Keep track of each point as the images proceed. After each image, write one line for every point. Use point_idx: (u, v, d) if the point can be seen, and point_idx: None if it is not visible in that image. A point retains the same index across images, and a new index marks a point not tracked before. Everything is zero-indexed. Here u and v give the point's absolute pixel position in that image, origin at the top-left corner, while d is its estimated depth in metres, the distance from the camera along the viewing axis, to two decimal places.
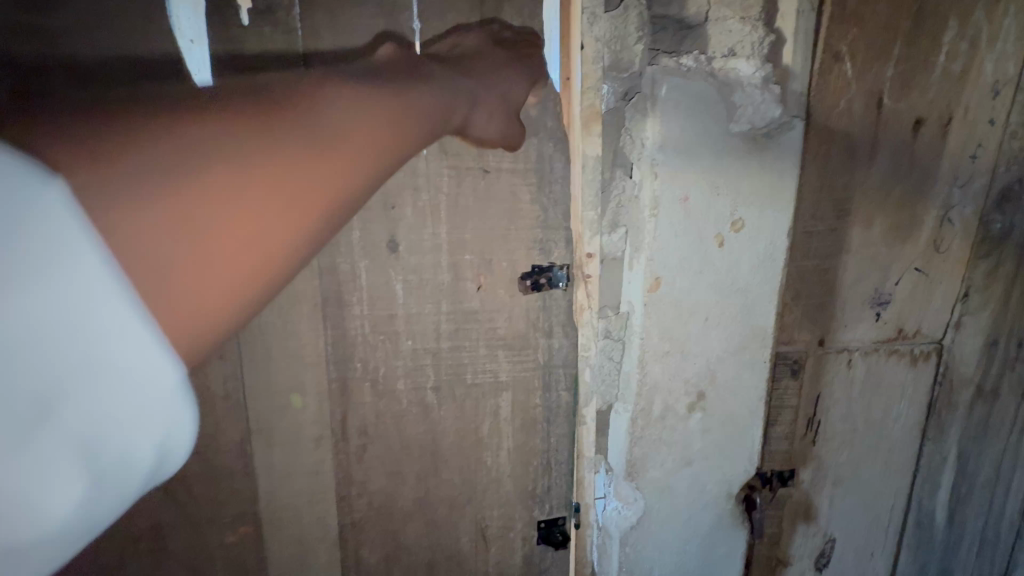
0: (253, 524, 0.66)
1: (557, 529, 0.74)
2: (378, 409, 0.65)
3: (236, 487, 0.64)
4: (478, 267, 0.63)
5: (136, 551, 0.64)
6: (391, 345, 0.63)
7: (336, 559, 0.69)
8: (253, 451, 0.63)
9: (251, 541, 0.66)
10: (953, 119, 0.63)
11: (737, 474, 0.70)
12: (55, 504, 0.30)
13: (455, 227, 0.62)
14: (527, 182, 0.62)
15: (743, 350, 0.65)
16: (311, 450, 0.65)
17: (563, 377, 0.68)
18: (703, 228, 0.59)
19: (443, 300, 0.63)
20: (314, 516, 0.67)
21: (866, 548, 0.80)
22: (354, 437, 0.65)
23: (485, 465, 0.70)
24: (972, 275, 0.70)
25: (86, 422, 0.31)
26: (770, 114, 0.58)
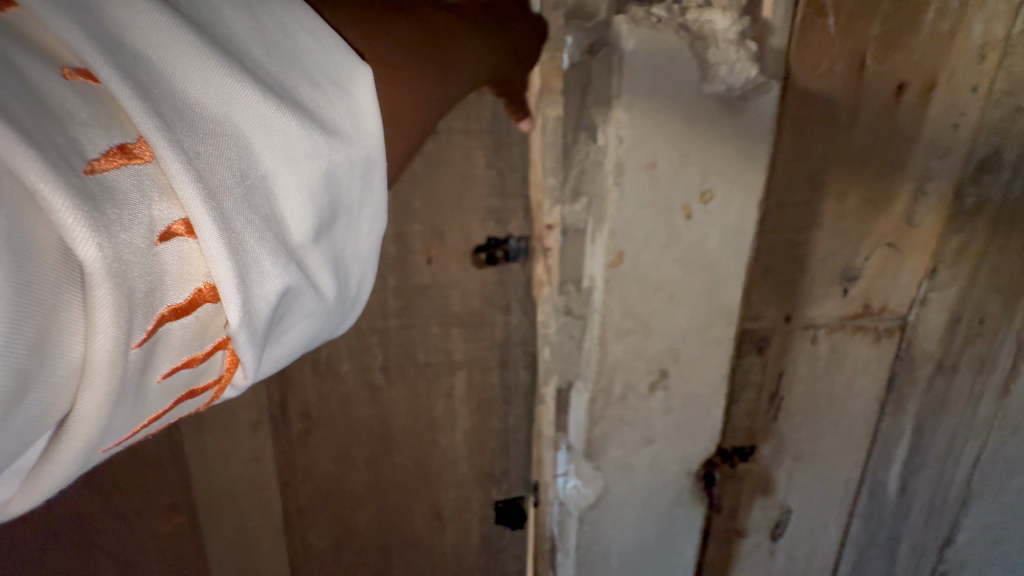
0: (188, 513, 0.62)
1: (515, 509, 0.72)
2: (321, 391, 0.61)
3: (168, 476, 0.60)
4: (427, 239, 0.58)
5: (59, 544, 0.59)
6: None
7: (283, 544, 0.66)
8: (184, 438, 0.58)
9: (189, 531, 0.62)
10: (936, 85, 0.59)
11: (699, 451, 0.69)
12: (301, 324, 0.36)
13: (401, 195, 0.56)
14: (482, 145, 0.56)
15: (709, 328, 0.62)
16: (250, 436, 0.60)
17: (521, 355, 0.65)
18: (670, 198, 0.55)
19: (390, 275, 0.58)
20: (256, 503, 0.63)
21: (820, 518, 0.81)
22: (296, 420, 0.61)
23: (440, 448, 0.67)
24: (943, 250, 0.68)
25: (344, 254, 0.38)
26: (745, 75, 0.53)
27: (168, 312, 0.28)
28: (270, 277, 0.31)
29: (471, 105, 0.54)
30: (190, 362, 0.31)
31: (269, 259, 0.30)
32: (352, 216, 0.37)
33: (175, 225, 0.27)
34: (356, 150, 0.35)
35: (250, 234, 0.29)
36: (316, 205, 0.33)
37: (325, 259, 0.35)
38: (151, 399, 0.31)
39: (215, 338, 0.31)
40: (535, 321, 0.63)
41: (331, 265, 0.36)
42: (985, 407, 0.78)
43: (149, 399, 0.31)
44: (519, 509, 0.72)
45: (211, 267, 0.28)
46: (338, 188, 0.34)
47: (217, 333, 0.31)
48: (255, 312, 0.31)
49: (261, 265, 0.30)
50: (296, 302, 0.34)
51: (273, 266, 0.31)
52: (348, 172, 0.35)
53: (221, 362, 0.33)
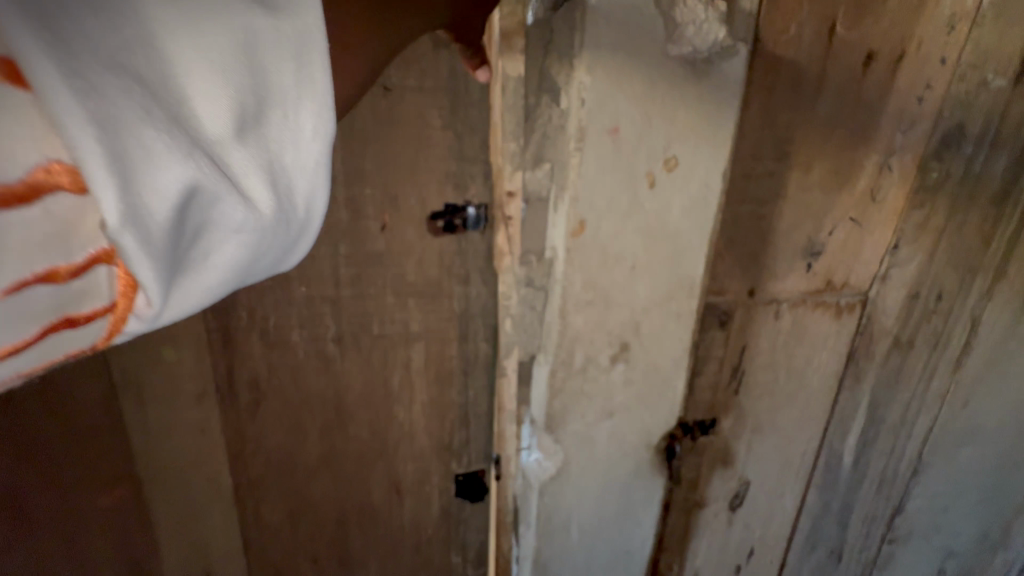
0: (132, 484, 0.59)
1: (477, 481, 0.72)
2: (271, 361, 0.58)
3: (107, 447, 0.57)
4: (381, 204, 0.55)
5: None
6: (281, 291, 0.56)
7: (235, 518, 0.65)
8: (124, 405, 0.56)
9: (134, 502, 0.60)
10: (904, 55, 0.58)
11: (659, 424, 0.69)
12: (220, 243, 0.30)
13: (353, 157, 0.53)
14: (438, 104, 0.53)
15: (671, 300, 0.62)
16: (194, 406, 0.58)
17: (482, 328, 0.64)
18: (633, 165, 0.53)
19: (342, 241, 0.55)
20: (205, 476, 0.61)
21: (777, 489, 0.83)
22: (244, 392, 0.59)
23: (398, 420, 0.66)
24: (904, 226, 0.68)
25: (280, 162, 0.31)
26: (713, 37, 0.51)
27: (3, 193, 0.24)
28: (150, 161, 0.26)
29: (425, 60, 0.51)
30: (52, 275, 0.26)
31: (148, 140, 0.26)
32: (284, 113, 0.31)
33: (14, 79, 0.23)
34: (277, 28, 0.29)
35: (134, 111, 0.26)
36: (220, 89, 0.28)
37: (245, 159, 0.30)
38: (2, 316, 0.26)
39: (95, 242, 0.27)
40: (496, 291, 0.61)
41: (257, 168, 0.30)
42: (938, 381, 0.80)
43: (1, 316, 0.26)
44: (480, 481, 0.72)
45: (72, 140, 0.24)
46: (258, 74, 0.29)
47: (97, 234, 0.27)
48: (142, 203, 0.26)
49: (138, 145, 0.26)
50: (204, 203, 0.28)
51: (167, 153, 0.27)
52: (269, 52, 0.29)
53: (112, 282, 0.28)
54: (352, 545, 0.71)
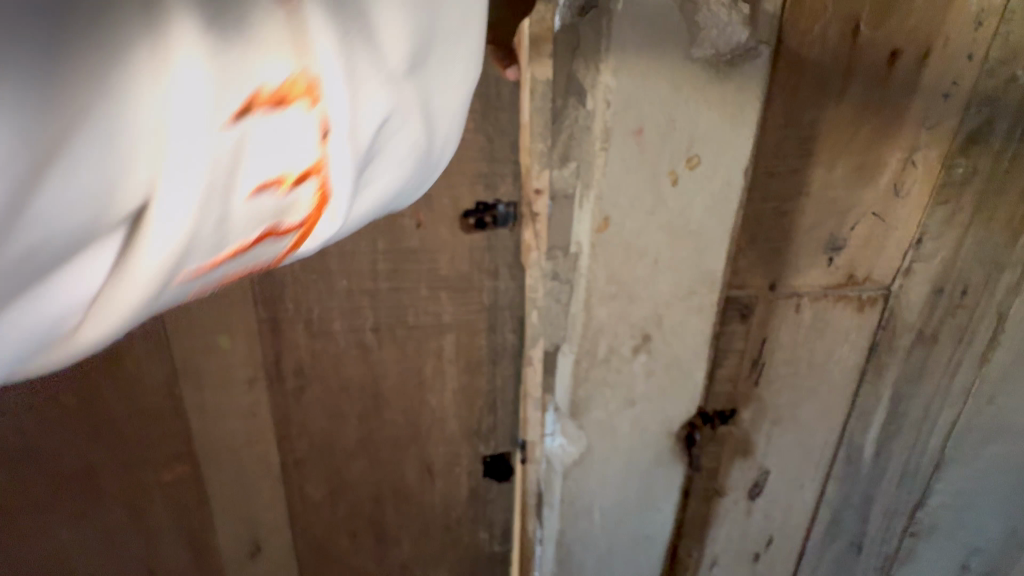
0: (190, 463, 0.65)
1: (503, 463, 0.76)
2: (314, 350, 0.63)
3: (170, 427, 0.62)
4: (416, 203, 0.59)
5: (69, 488, 0.62)
6: (324, 284, 0.60)
7: (279, 495, 0.70)
8: (182, 392, 0.61)
9: (191, 479, 0.65)
10: (931, 52, 0.59)
11: (679, 413, 0.72)
12: (392, 167, 0.33)
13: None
14: (470, 108, 0.56)
15: (692, 294, 0.64)
16: (245, 392, 0.63)
17: (509, 319, 0.67)
18: (657, 164, 0.56)
19: (380, 238, 0.59)
20: (254, 455, 0.66)
21: (797, 479, 0.85)
22: (290, 377, 0.64)
23: (430, 406, 0.69)
24: (929, 221, 0.69)
25: (440, 104, 0.34)
26: (736, 39, 0.53)
27: (260, 95, 0.25)
28: (363, 78, 0.28)
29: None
30: (281, 180, 0.28)
31: (361, 57, 0.28)
32: (451, 55, 0.34)
33: None
34: None
35: (362, 33, 0.28)
36: (414, 20, 0.30)
37: (424, 98, 0.33)
38: (238, 220, 0.28)
39: (317, 155, 0.28)
40: (524, 286, 0.64)
41: (428, 108, 0.33)
42: (962, 376, 0.80)
43: (236, 218, 0.27)
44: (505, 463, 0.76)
45: (317, 51, 0.26)
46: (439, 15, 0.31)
47: (316, 149, 0.28)
48: (355, 125, 0.29)
49: (357, 61, 0.28)
50: (391, 132, 0.32)
51: (374, 76, 0.29)
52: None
53: (313, 199, 0.30)
54: (386, 523, 0.75)
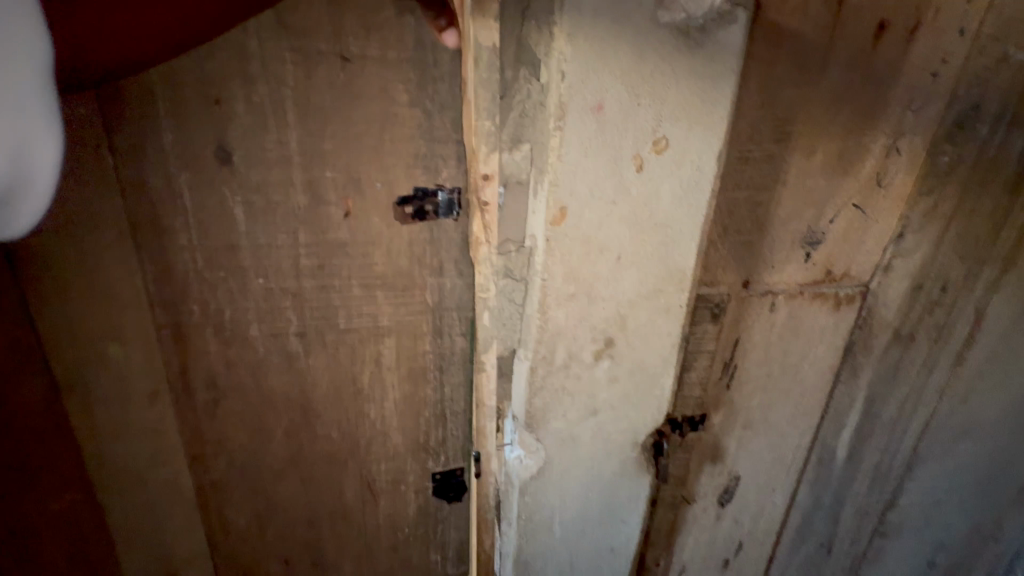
0: (84, 487, 0.56)
1: (455, 478, 0.70)
2: (228, 357, 0.55)
3: (54, 449, 0.54)
4: (343, 189, 0.50)
5: None
6: (236, 282, 0.52)
7: (197, 518, 0.63)
8: (68, 407, 0.53)
9: (88, 505, 0.57)
10: (920, 26, 0.53)
11: (646, 422, 0.66)
12: None
13: (309, 136, 0.48)
14: (403, 78, 0.48)
15: (659, 293, 0.58)
16: (148, 406, 0.56)
17: (457, 321, 0.60)
18: (619, 146, 0.49)
19: (301, 229, 0.51)
20: (162, 476, 0.60)
21: (767, 484, 0.81)
22: (200, 390, 0.56)
23: (369, 417, 0.62)
24: (910, 213, 0.64)
25: None
26: (710, 1, 0.45)
27: None
28: None
29: (388, 27, 0.46)
30: None
31: None
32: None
33: None
34: None
35: None
36: None
37: None
38: None
39: None
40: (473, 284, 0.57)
41: None
42: (938, 375, 0.77)
43: None
44: (457, 476, 0.70)
45: None
46: None
47: None
48: None
49: None
50: None
51: None
52: None
53: None
54: (326, 542, 0.69)
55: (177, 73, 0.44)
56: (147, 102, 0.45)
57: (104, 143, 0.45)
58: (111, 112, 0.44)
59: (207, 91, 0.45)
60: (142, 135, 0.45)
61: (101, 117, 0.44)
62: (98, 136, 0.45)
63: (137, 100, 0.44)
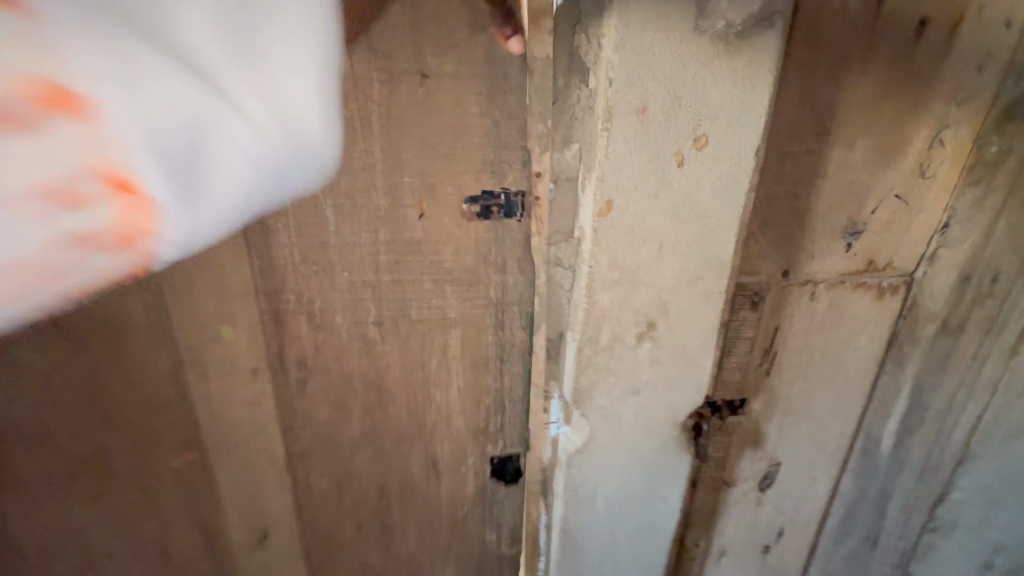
0: (199, 451, 0.66)
1: (511, 465, 0.77)
2: (318, 342, 0.63)
3: (173, 417, 0.64)
4: (418, 192, 0.58)
5: (84, 472, 0.64)
6: (325, 277, 0.60)
7: (283, 486, 0.71)
8: (188, 381, 0.62)
9: (199, 469, 0.67)
10: (964, 20, 0.55)
11: (685, 402, 0.69)
12: None
13: (392, 146, 0.55)
14: (473, 91, 0.55)
15: (699, 281, 0.61)
16: (249, 381, 0.64)
17: (518, 317, 0.66)
18: (661, 144, 0.53)
19: (381, 228, 0.59)
20: (254, 446, 0.68)
21: (808, 472, 0.83)
22: (293, 368, 0.64)
23: (434, 395, 0.69)
24: (957, 204, 0.65)
25: None
26: (749, 9, 0.49)
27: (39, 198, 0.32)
28: None
29: (462, 47, 0.53)
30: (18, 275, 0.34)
31: None
32: None
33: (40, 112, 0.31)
34: None
35: None
36: None
37: None
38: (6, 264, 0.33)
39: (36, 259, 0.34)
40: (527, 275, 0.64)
41: None
42: (991, 368, 0.77)
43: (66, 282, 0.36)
44: (513, 461, 0.77)
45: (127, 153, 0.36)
46: None
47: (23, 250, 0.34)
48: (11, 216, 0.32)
49: None
50: None
51: None
52: None
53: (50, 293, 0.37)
54: (391, 508, 0.76)
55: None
56: None
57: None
58: None
59: None
60: None
61: None
62: None
63: None
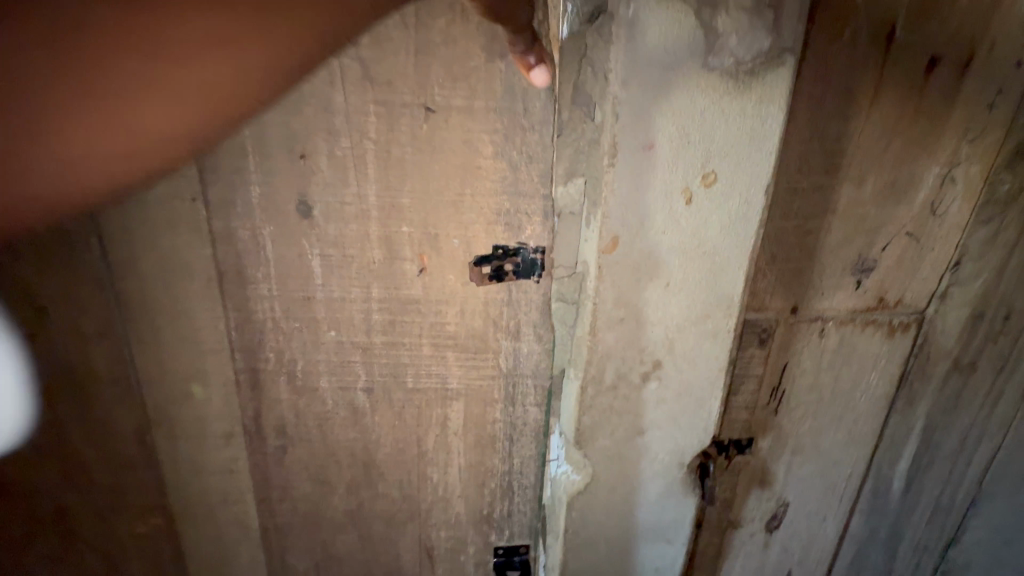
0: (164, 517, 0.65)
1: (517, 559, 0.74)
2: (298, 408, 0.62)
3: (139, 478, 0.62)
4: (419, 244, 0.55)
5: (41, 534, 0.62)
6: (310, 334, 0.58)
7: (257, 539, 0.69)
8: (155, 439, 0.61)
9: (166, 532, 0.65)
10: (974, 59, 0.54)
11: (691, 444, 0.67)
12: None
13: (389, 187, 0.53)
14: (489, 128, 0.51)
15: (706, 318, 0.59)
16: (223, 447, 0.62)
17: (533, 391, 0.64)
18: (668, 180, 0.52)
19: (375, 284, 0.56)
20: (221, 495, 0.65)
21: (818, 513, 0.80)
22: (271, 437, 0.63)
23: (431, 441, 0.66)
24: (968, 241, 0.63)
25: None
26: (758, 46, 0.48)
27: None
28: None
29: (477, 72, 0.49)
30: None
31: None
32: None
33: None
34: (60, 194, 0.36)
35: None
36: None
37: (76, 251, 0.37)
38: None
39: None
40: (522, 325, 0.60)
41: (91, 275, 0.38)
42: (1004, 406, 0.75)
43: None
44: (520, 555, 0.74)
45: None
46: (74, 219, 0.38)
47: None
48: None
49: None
50: None
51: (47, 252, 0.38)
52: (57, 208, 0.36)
53: None
54: (380, 555, 0.72)
55: (267, 129, 0.50)
56: (236, 156, 0.50)
57: (199, 196, 0.51)
58: (205, 170, 0.50)
59: (293, 145, 0.50)
60: (232, 188, 0.51)
61: (197, 173, 0.50)
62: (194, 190, 0.51)
63: (227, 156, 0.50)
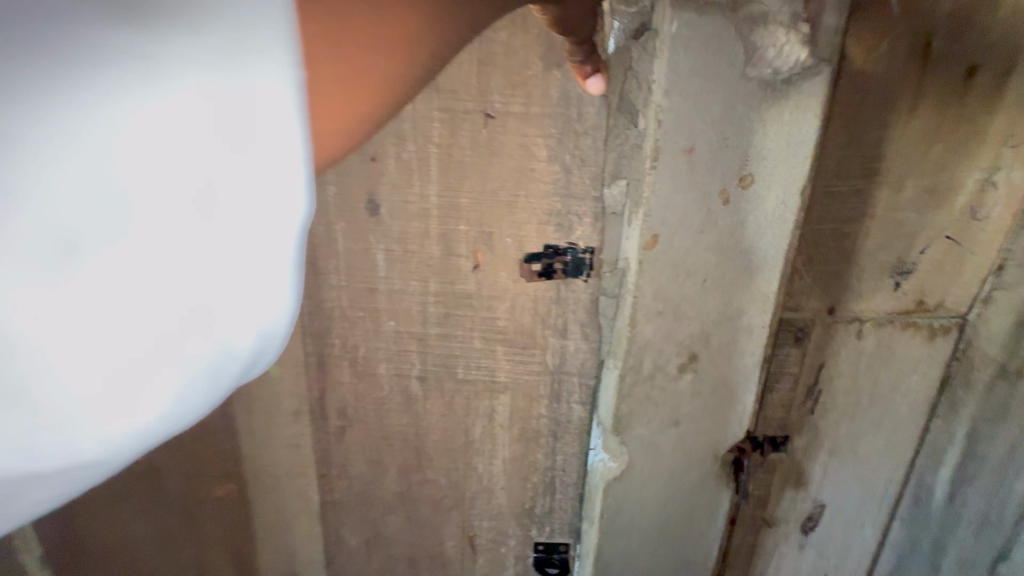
0: (237, 484, 0.73)
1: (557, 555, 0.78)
2: (358, 390, 0.68)
3: (220, 446, 0.71)
4: (473, 242, 0.61)
5: (138, 487, 0.72)
6: (372, 321, 0.65)
7: (316, 511, 0.76)
8: (234, 413, 0.68)
9: (238, 496, 0.74)
10: (1015, 68, 0.56)
11: (724, 438, 0.69)
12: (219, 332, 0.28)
13: (449, 188, 0.59)
14: (542, 133, 0.57)
15: (742, 314, 0.62)
16: (290, 423, 0.70)
17: (577, 388, 0.68)
18: (707, 182, 0.56)
19: (432, 278, 0.62)
20: (289, 468, 0.73)
21: (855, 519, 0.80)
22: (332, 417, 0.70)
23: (477, 430, 0.71)
24: (1012, 245, 0.64)
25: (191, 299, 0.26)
26: (794, 58, 0.51)
27: None
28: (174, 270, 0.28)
29: (534, 82, 0.55)
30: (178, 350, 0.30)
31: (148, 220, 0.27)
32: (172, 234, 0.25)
33: None
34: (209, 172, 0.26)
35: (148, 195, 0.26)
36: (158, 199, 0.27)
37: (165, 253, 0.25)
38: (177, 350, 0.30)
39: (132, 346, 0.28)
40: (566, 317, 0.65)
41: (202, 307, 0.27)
42: None
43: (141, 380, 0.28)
44: (560, 552, 0.78)
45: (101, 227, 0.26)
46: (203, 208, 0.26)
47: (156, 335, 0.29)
48: None
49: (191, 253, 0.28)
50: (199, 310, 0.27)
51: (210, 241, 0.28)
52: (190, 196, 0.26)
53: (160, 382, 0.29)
54: (425, 537, 0.78)
55: None
56: None
57: None
58: None
59: (367, 150, 0.57)
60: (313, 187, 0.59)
61: None
62: None
63: None
